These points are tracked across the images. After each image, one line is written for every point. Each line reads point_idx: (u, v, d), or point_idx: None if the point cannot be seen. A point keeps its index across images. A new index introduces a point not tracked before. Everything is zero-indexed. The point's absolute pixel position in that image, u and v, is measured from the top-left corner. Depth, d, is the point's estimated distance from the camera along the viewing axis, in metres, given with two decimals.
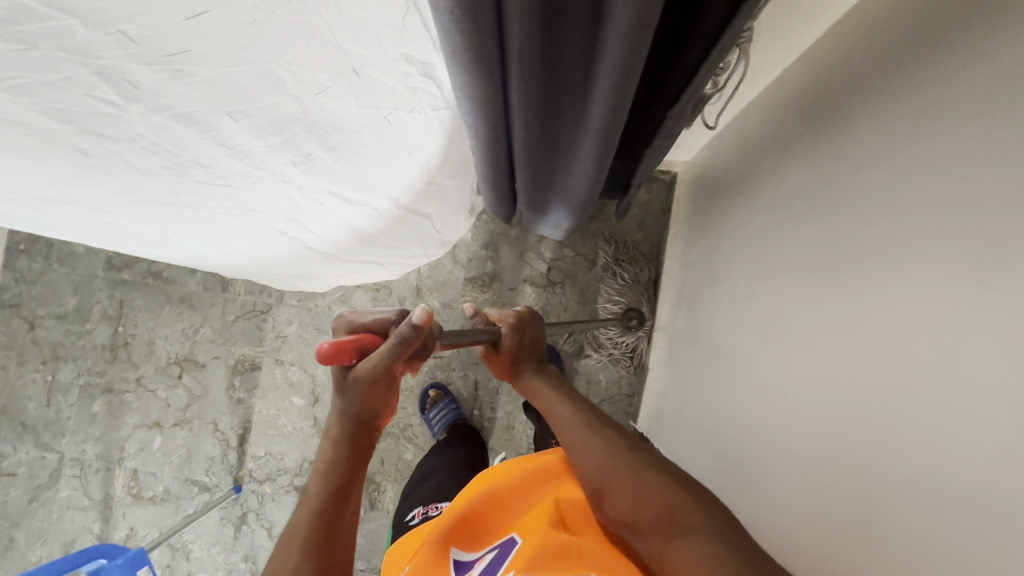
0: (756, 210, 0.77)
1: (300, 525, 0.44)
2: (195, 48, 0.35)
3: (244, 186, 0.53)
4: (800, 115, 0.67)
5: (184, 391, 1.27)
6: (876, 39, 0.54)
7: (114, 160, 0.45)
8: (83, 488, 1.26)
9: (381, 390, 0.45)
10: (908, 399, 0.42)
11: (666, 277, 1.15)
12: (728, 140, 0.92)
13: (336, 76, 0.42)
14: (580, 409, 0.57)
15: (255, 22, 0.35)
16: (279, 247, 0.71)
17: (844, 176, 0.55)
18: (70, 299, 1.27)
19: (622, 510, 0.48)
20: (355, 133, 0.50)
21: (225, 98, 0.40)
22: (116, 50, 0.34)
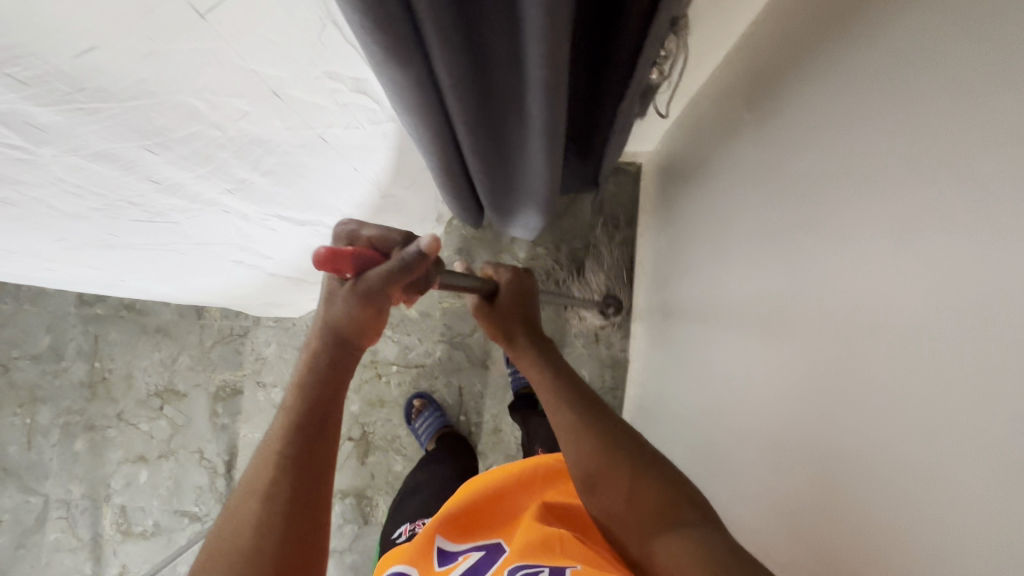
0: (715, 195, 0.78)
1: (276, 439, 0.43)
2: (94, 84, 0.36)
3: (186, 221, 0.54)
4: (747, 100, 0.69)
5: (166, 421, 1.26)
6: (810, 18, 0.55)
7: (42, 206, 0.46)
8: (71, 529, 1.24)
9: (370, 311, 0.46)
10: (850, 367, 0.44)
11: (640, 266, 1.16)
12: (684, 127, 0.93)
13: (254, 100, 0.44)
14: (572, 392, 0.58)
15: (152, 54, 0.36)
16: (237, 277, 0.72)
17: (790, 155, 0.57)
18: (43, 338, 1.25)
19: (609, 502, 0.52)
20: (288, 152, 0.52)
21: (139, 132, 0.40)
22: (8, 94, 0.34)
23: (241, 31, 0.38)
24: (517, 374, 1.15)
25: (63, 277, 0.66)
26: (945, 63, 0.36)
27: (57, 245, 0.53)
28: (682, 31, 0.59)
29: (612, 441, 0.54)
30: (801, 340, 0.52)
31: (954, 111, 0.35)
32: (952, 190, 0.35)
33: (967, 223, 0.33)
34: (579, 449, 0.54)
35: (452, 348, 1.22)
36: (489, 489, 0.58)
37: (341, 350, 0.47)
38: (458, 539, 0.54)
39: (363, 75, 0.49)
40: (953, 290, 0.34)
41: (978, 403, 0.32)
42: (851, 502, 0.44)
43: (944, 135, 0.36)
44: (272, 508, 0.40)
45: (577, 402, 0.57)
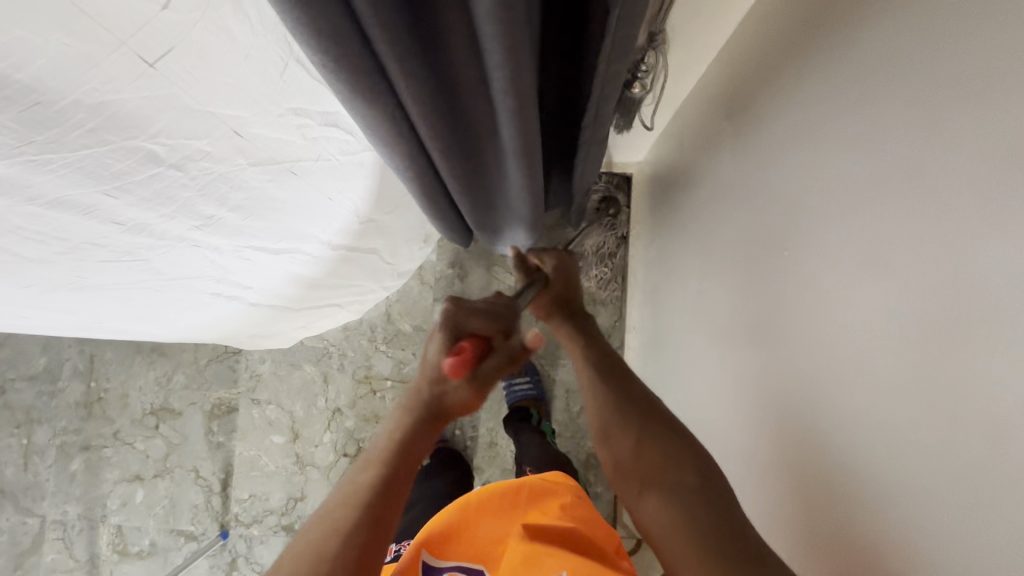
0: (702, 207, 0.78)
1: (360, 489, 0.44)
2: (42, 137, 0.37)
3: (154, 257, 0.54)
4: (729, 113, 0.69)
5: (162, 441, 1.25)
6: (789, 33, 0.56)
7: (4, 254, 0.46)
8: (68, 550, 1.24)
9: (474, 398, 0.50)
10: (833, 384, 0.44)
11: (633, 276, 1.16)
12: (670, 139, 0.93)
13: (216, 140, 0.45)
14: (601, 360, 0.62)
15: (101, 104, 0.37)
16: (218, 310, 0.73)
17: (774, 168, 0.57)
18: (40, 359, 1.26)
19: (618, 450, 0.54)
20: (259, 187, 0.53)
21: (96, 178, 0.42)
22: None
23: (194, 74, 0.39)
24: (512, 388, 1.14)
25: (39, 322, 0.66)
26: (927, 86, 0.36)
27: (28, 288, 0.53)
28: (659, 47, 0.59)
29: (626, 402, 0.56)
30: (785, 355, 0.53)
31: (930, 135, 0.35)
32: (933, 215, 0.35)
33: (949, 250, 0.33)
34: (600, 408, 0.58)
35: None
36: (478, 503, 0.57)
37: (435, 418, 0.48)
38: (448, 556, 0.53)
39: (324, 106, 0.49)
40: (935, 314, 0.34)
41: (964, 433, 0.32)
42: (834, 516, 0.45)
43: (927, 156, 0.35)
44: (353, 547, 0.41)
45: (603, 367, 0.61)
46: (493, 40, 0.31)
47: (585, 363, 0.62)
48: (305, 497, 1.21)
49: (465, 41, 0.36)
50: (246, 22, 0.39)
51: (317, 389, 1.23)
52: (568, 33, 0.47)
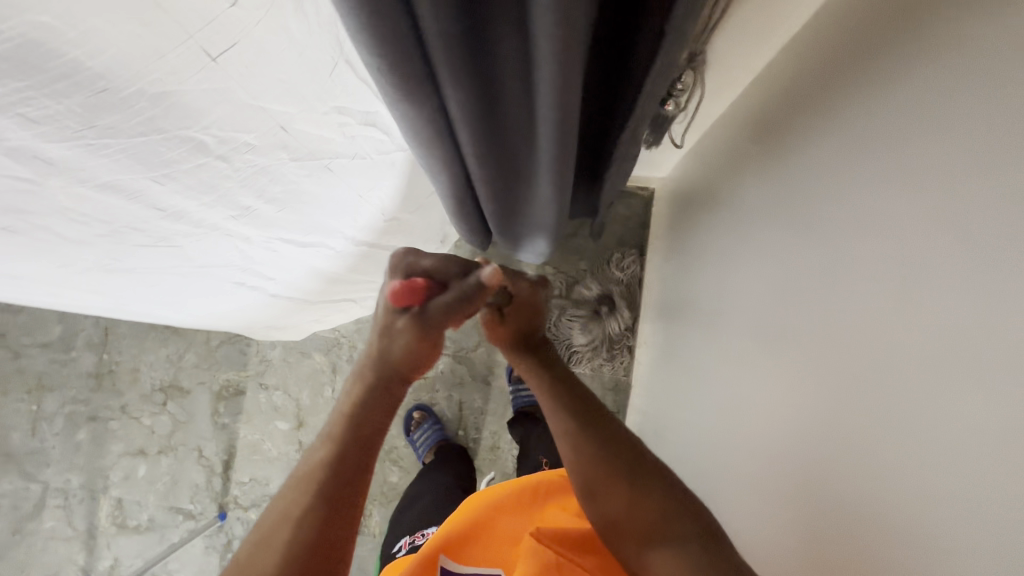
0: (722, 229, 0.78)
1: (315, 471, 0.40)
2: (103, 122, 0.38)
3: (189, 244, 0.56)
4: (756, 137, 0.69)
5: (168, 418, 1.27)
6: (821, 65, 0.56)
7: (45, 231, 0.48)
8: (68, 518, 1.25)
9: (426, 347, 0.44)
10: (838, 415, 0.45)
11: (647, 292, 1.16)
12: (697, 157, 0.93)
13: (261, 134, 0.46)
14: (569, 396, 0.56)
15: (166, 93, 0.38)
16: (242, 299, 0.75)
17: (794, 197, 0.57)
18: (55, 327, 1.27)
19: (610, 508, 0.52)
20: (293, 180, 0.54)
21: (147, 163, 0.43)
22: (21, 132, 0.37)
23: (250, 69, 0.40)
24: (518, 393, 1.14)
25: (66, 300, 0.68)
26: (954, 129, 0.36)
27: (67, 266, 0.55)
28: (697, 68, 0.60)
29: (611, 449, 0.54)
30: (792, 384, 0.52)
31: (954, 175, 0.35)
32: (956, 254, 0.35)
33: (966, 288, 0.34)
34: (580, 458, 0.54)
35: (455, 362, 1.21)
36: (489, 508, 0.57)
37: (391, 384, 0.44)
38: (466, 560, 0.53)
39: (366, 106, 0.50)
40: (945, 358, 0.34)
41: (972, 477, 0.32)
42: (833, 554, 0.44)
43: (950, 199, 0.35)
44: (303, 538, 0.38)
45: (572, 407, 0.55)
46: (542, 54, 0.32)
47: (555, 402, 0.56)
48: None
49: (514, 52, 0.37)
50: (304, 22, 0.40)
51: (324, 379, 1.24)
52: (612, 50, 0.47)
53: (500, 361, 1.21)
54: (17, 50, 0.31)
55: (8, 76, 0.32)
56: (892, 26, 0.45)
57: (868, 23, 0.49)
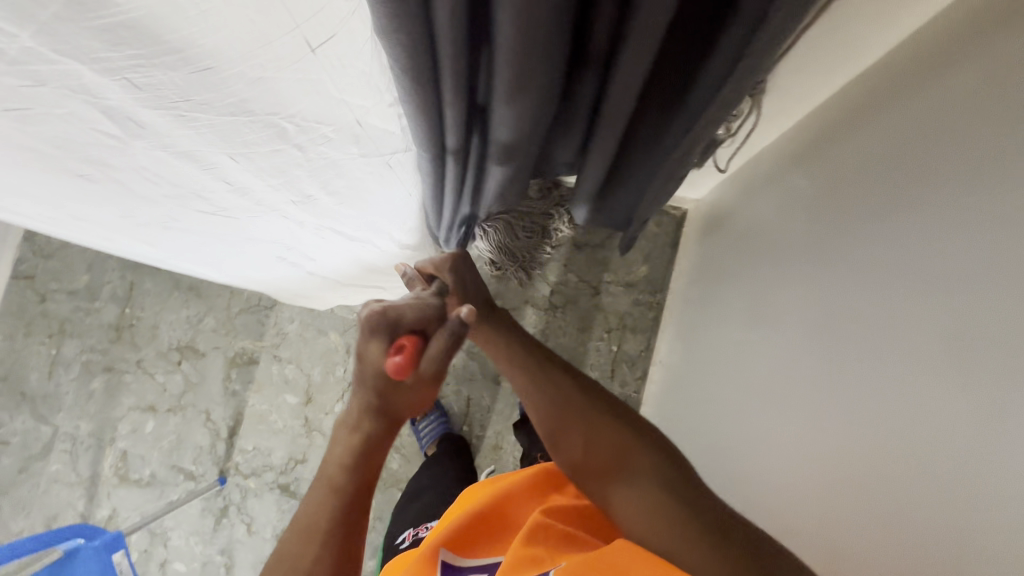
0: (764, 258, 0.78)
1: (319, 516, 0.43)
2: (196, 97, 0.40)
3: (245, 216, 0.61)
4: (812, 176, 0.69)
5: (181, 377, 1.29)
6: (899, 110, 0.56)
7: (119, 181, 0.53)
8: (72, 464, 1.27)
9: (424, 393, 0.41)
10: (904, 462, 0.46)
11: (669, 311, 1.16)
12: (738, 182, 0.92)
13: (338, 128, 0.47)
14: (520, 347, 0.59)
15: (259, 79, 0.39)
16: (282, 268, 0.80)
17: (855, 235, 0.58)
18: (83, 276, 1.30)
19: (572, 453, 0.53)
20: (357, 177, 0.56)
21: (229, 141, 0.46)
22: (119, 92, 0.39)
23: (342, 62, 0.40)
24: None
25: (127, 245, 0.74)
26: None
27: (134, 214, 0.61)
28: (758, 97, 0.60)
29: (565, 391, 0.56)
30: (847, 433, 0.53)
31: None
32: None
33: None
34: (538, 406, 0.56)
35: (468, 358, 1.22)
36: (494, 500, 0.56)
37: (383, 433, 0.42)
38: (463, 555, 0.52)
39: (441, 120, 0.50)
40: None
41: None
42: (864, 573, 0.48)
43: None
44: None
45: (523, 358, 0.58)
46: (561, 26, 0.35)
47: (510, 358, 0.59)
48: (305, 460, 1.23)
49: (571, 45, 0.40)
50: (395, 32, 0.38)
51: (338, 358, 1.25)
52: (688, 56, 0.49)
53: None
54: (139, 20, 0.33)
55: (124, 43, 0.34)
56: (977, 97, 0.46)
57: (946, 84, 0.50)
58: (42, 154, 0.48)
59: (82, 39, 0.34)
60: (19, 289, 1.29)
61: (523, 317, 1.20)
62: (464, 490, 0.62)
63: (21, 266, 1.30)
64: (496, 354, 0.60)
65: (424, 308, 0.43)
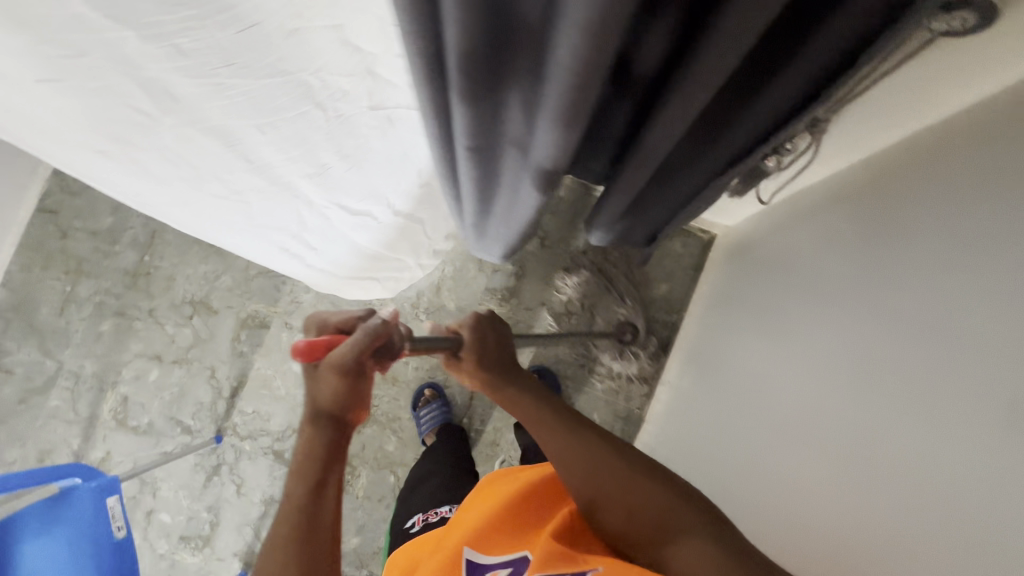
0: (790, 297, 0.78)
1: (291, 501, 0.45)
2: (238, 62, 0.45)
3: (257, 199, 0.63)
4: (850, 216, 0.69)
5: (191, 331, 1.29)
6: (958, 167, 0.55)
7: (139, 166, 0.56)
8: (72, 402, 1.28)
9: (350, 388, 0.45)
10: (945, 513, 0.44)
11: (683, 333, 1.16)
12: (772, 215, 0.92)
13: (353, 80, 0.53)
14: (550, 410, 0.60)
15: (294, 32, 0.46)
16: (282, 263, 0.81)
17: (889, 282, 0.58)
18: (107, 219, 1.31)
19: (613, 521, 0.54)
20: (365, 133, 0.60)
21: (260, 108, 0.50)
22: (164, 61, 0.43)
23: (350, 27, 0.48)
24: None
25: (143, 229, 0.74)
26: None
27: (151, 196, 0.63)
28: (816, 132, 0.59)
29: (602, 456, 0.56)
30: (876, 482, 0.52)
31: None
32: None
33: None
34: (575, 473, 0.56)
35: None
36: (511, 500, 0.57)
37: (336, 427, 0.46)
38: (483, 550, 0.53)
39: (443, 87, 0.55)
40: None
41: None
42: None
43: None
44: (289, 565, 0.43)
45: (556, 424, 0.58)
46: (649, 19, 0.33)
47: (541, 423, 0.59)
48: None
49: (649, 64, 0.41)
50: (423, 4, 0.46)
51: None
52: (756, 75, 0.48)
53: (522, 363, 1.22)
54: None
55: (179, 4, 0.39)
56: None
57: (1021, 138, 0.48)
58: (65, 125, 0.50)
59: (138, 4, 0.39)
60: (41, 222, 1.30)
61: (538, 319, 1.20)
62: (476, 488, 0.63)
63: (46, 200, 1.30)
64: (527, 421, 0.60)
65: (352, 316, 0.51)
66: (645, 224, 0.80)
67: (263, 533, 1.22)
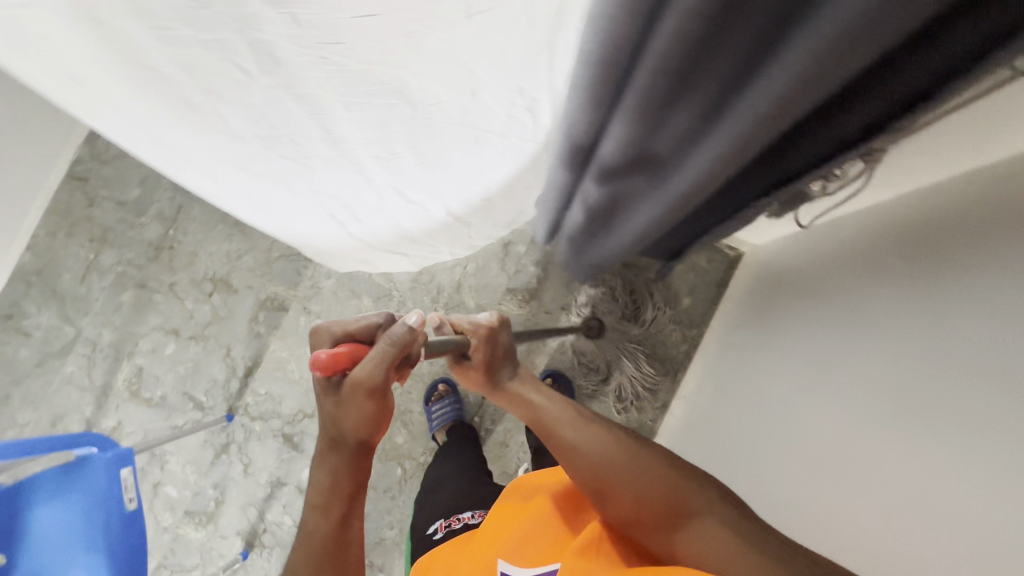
0: (823, 325, 0.77)
1: (319, 526, 0.52)
2: (347, 43, 0.38)
3: (321, 168, 0.58)
4: (900, 248, 0.67)
5: (209, 308, 1.29)
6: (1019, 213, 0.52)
7: (219, 123, 0.49)
8: (88, 369, 1.29)
9: (370, 412, 0.51)
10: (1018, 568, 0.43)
11: (704, 349, 1.16)
12: (806, 241, 0.91)
13: (454, 93, 0.47)
14: (554, 401, 0.62)
15: (411, 32, 0.38)
16: (322, 228, 0.78)
17: (953, 328, 0.55)
18: (134, 190, 1.31)
19: (624, 506, 0.54)
20: (447, 138, 0.55)
21: (350, 91, 0.44)
22: (279, 26, 0.37)
23: (478, 38, 0.40)
24: None
25: (187, 176, 0.68)
26: None
27: (212, 152, 0.56)
28: (869, 162, 0.58)
29: (605, 440, 0.57)
30: (934, 531, 0.51)
31: None
32: None
33: None
34: (581, 457, 0.57)
35: None
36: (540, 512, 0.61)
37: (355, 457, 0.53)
38: (518, 563, 0.56)
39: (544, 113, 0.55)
40: None
41: None
42: None
43: None
44: None
45: (561, 414, 0.60)
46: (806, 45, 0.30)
47: (546, 414, 0.61)
48: (314, 415, 1.24)
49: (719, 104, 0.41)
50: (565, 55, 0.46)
51: None
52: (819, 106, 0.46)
53: (537, 366, 1.22)
54: None
55: None
56: None
57: None
58: (157, 75, 0.43)
59: None
60: (69, 188, 1.30)
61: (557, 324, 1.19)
62: (506, 494, 0.68)
63: (76, 167, 1.31)
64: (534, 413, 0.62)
65: (369, 325, 0.56)
66: (687, 231, 0.76)
67: (267, 514, 1.22)
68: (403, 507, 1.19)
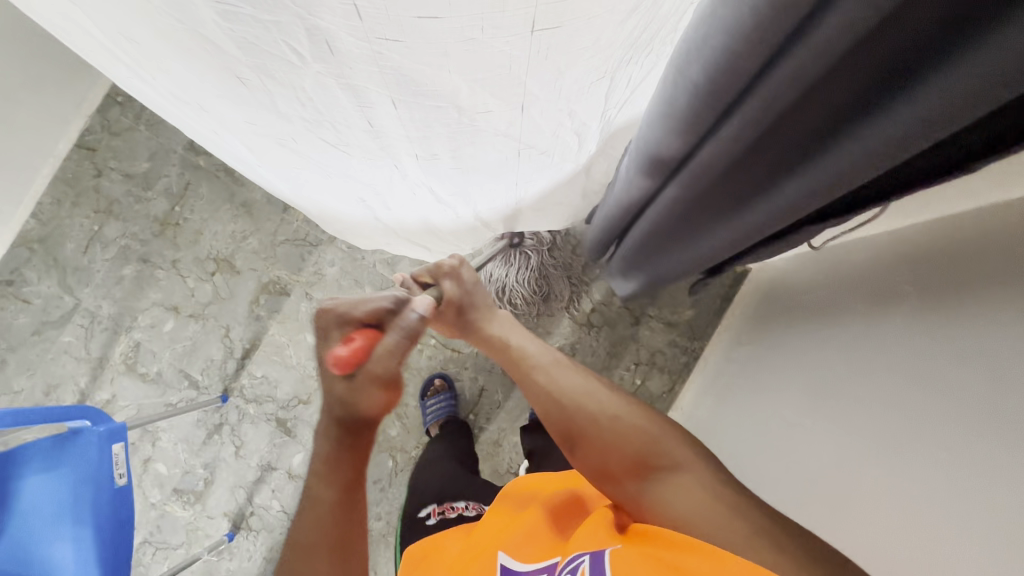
0: (827, 345, 0.77)
1: (323, 497, 0.54)
2: (405, 42, 0.37)
3: (358, 158, 0.57)
4: (912, 274, 0.67)
5: (211, 287, 1.29)
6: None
7: (266, 101, 0.48)
8: (85, 340, 1.28)
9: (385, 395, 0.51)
10: None
11: (703, 361, 1.16)
12: (812, 262, 0.92)
13: (502, 105, 0.47)
14: (529, 345, 0.70)
15: (472, 40, 0.37)
16: (349, 209, 0.75)
17: (957, 364, 0.55)
18: (143, 164, 1.31)
19: (594, 456, 0.61)
20: (488, 146, 0.55)
21: (399, 89, 0.43)
22: (338, 18, 0.35)
23: (546, 51, 0.40)
24: None
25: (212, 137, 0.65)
26: None
27: (251, 126, 0.53)
28: None
29: (580, 390, 0.65)
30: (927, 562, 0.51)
31: None
32: None
33: None
34: (555, 401, 0.65)
35: None
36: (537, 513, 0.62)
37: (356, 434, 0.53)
38: (518, 555, 0.55)
39: (591, 136, 0.58)
40: None
41: None
42: None
43: None
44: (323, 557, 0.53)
45: (537, 361, 0.68)
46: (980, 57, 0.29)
47: (523, 360, 0.68)
48: (309, 402, 1.27)
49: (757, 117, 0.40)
50: (620, 77, 0.48)
51: None
52: None
53: None
54: None
55: None
56: None
57: None
58: (207, 49, 0.41)
59: None
60: (77, 157, 1.29)
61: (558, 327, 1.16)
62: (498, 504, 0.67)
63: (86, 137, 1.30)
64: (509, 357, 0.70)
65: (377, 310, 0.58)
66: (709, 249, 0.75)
67: (255, 497, 1.23)
68: (391, 500, 1.18)
